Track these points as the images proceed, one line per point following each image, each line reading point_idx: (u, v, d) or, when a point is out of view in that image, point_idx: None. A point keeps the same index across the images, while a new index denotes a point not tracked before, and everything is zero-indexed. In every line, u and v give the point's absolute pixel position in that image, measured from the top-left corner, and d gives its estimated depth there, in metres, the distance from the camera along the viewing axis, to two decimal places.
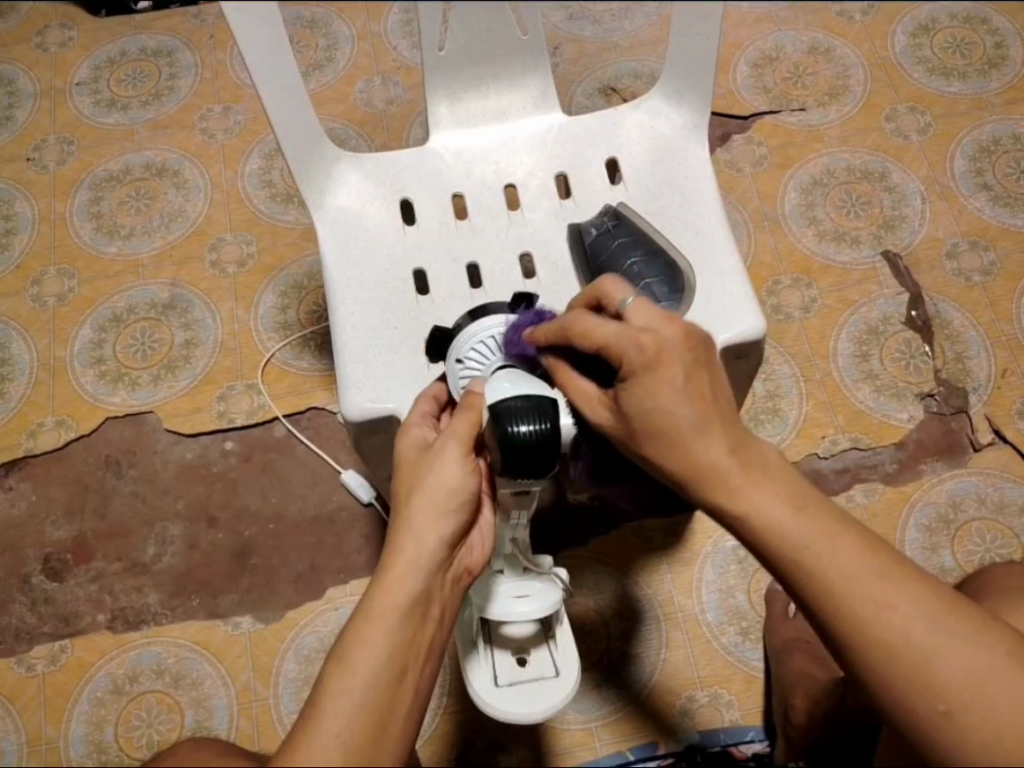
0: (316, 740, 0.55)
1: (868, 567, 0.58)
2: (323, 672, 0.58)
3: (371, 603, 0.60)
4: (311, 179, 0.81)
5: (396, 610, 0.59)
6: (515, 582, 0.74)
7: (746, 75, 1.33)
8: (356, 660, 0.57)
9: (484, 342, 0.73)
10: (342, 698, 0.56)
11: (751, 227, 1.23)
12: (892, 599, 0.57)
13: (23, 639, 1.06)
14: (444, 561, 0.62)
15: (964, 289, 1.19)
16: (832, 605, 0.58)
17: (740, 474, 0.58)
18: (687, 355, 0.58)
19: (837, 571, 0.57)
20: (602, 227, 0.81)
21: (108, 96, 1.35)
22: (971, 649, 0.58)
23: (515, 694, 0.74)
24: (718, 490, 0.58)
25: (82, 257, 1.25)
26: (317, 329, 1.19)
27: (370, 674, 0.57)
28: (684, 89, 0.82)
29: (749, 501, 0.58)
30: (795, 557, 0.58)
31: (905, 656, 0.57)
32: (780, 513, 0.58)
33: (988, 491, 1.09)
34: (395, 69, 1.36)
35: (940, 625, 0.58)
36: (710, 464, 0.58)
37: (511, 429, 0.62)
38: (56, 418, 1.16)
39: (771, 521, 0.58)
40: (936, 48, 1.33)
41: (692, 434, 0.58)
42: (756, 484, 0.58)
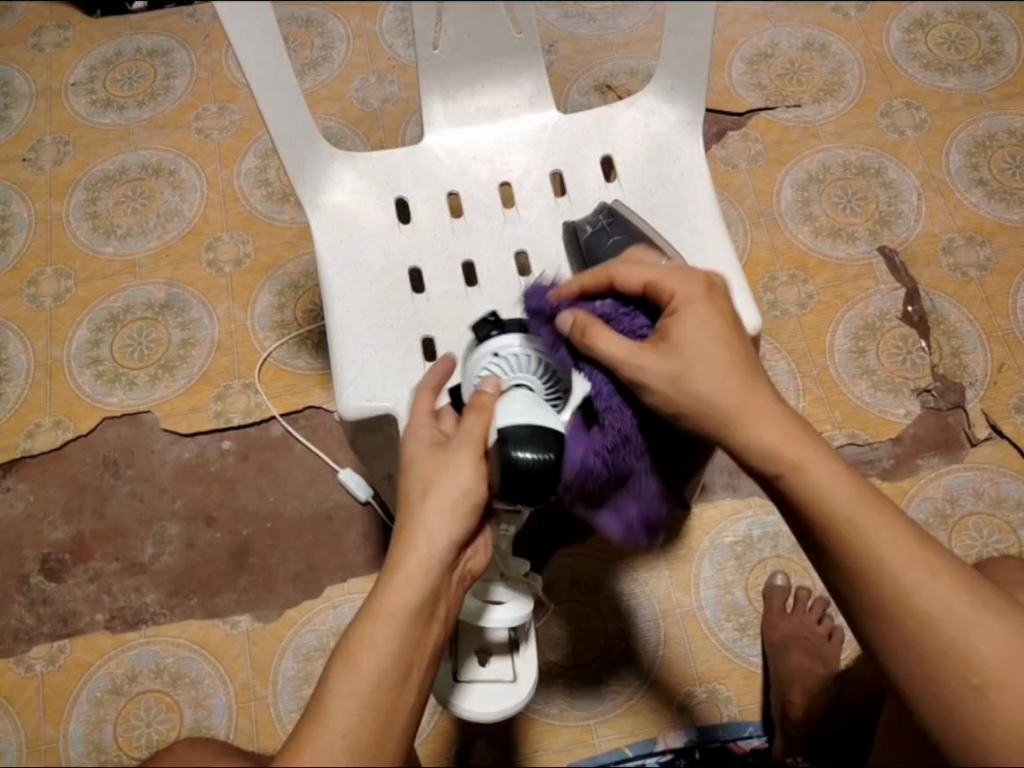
0: (323, 741, 0.56)
1: (907, 541, 0.61)
2: (329, 671, 0.59)
3: (379, 604, 0.59)
4: (305, 178, 0.81)
5: (404, 610, 0.59)
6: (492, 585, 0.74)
7: (742, 71, 1.33)
8: (361, 661, 0.58)
9: (508, 354, 0.70)
10: (349, 699, 0.57)
11: (747, 224, 1.23)
12: (929, 571, 0.61)
13: (21, 639, 1.06)
14: (452, 563, 0.63)
15: (960, 284, 1.19)
16: (871, 579, 0.61)
17: (791, 443, 0.63)
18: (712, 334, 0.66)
19: (881, 540, 0.61)
20: (596, 225, 0.80)
21: (104, 96, 1.35)
22: (996, 628, 0.60)
23: (482, 697, 0.76)
24: (765, 456, 0.64)
25: (78, 258, 1.25)
26: (314, 328, 1.19)
27: (374, 674, 0.58)
28: (678, 86, 0.82)
29: (803, 469, 0.63)
30: (842, 522, 0.62)
31: (936, 631, 0.60)
32: (827, 481, 0.62)
33: (985, 486, 1.09)
34: (390, 68, 1.36)
35: (971, 602, 0.61)
36: (756, 432, 0.64)
37: (517, 455, 0.61)
38: (53, 418, 1.16)
39: (822, 488, 0.62)
40: (931, 44, 1.33)
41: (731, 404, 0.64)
42: (811, 456, 0.63)
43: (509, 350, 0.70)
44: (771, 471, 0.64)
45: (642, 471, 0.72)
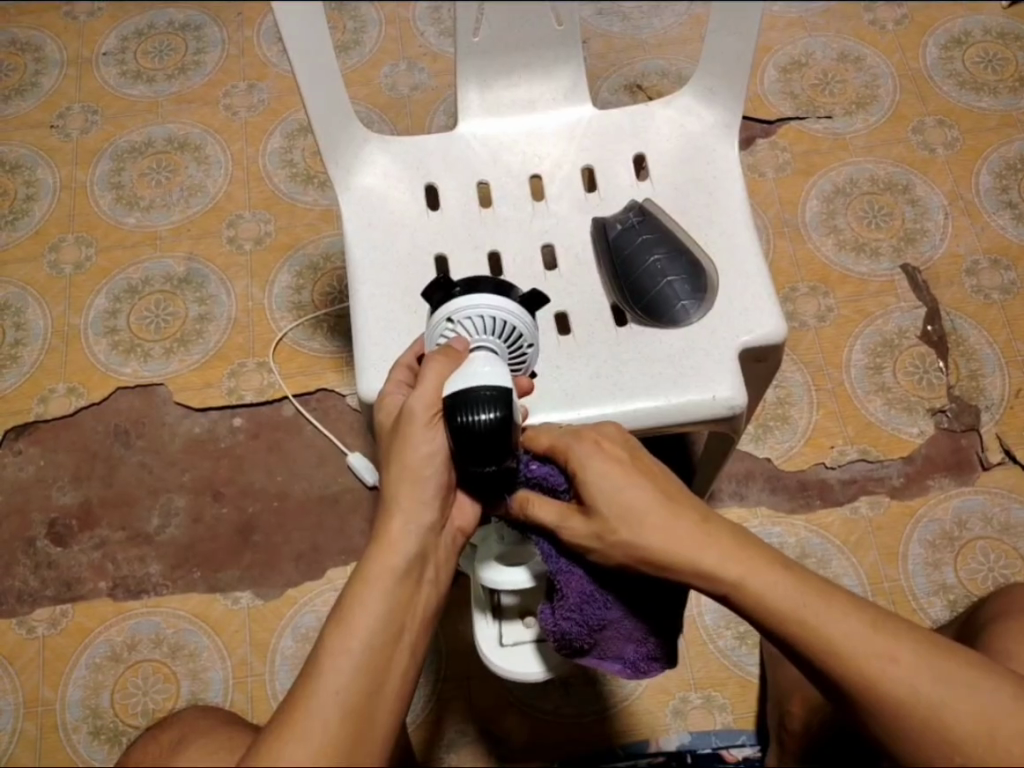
0: (315, 699, 0.55)
1: (859, 627, 0.58)
2: (321, 637, 0.58)
3: (364, 571, 0.60)
4: (337, 159, 0.81)
5: (392, 573, 0.60)
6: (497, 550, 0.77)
7: (774, 79, 1.32)
8: (351, 622, 0.58)
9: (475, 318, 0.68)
10: (341, 659, 0.57)
11: (770, 233, 1.23)
12: (893, 649, 0.57)
13: (24, 601, 1.07)
14: (438, 526, 0.63)
15: (982, 306, 1.18)
16: (836, 673, 0.58)
17: (712, 550, 0.60)
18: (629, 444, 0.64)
19: (837, 633, 0.57)
20: (626, 223, 0.81)
21: (134, 68, 1.35)
22: (969, 691, 0.57)
23: (515, 655, 0.81)
24: (705, 564, 0.60)
25: (101, 226, 1.26)
26: (331, 310, 1.19)
27: (362, 634, 0.57)
28: (716, 89, 0.81)
29: (741, 576, 0.59)
30: (785, 620, 0.58)
31: (900, 713, 0.57)
32: (768, 582, 0.59)
33: (994, 511, 1.09)
34: (421, 55, 1.35)
35: (939, 674, 0.57)
36: (685, 538, 0.60)
37: (479, 425, 0.59)
38: (68, 385, 1.17)
39: (763, 594, 0.59)
40: (968, 62, 1.32)
41: (656, 511, 0.61)
42: (734, 557, 0.60)
43: (477, 312, 0.68)
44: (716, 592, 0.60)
45: (615, 623, 0.68)
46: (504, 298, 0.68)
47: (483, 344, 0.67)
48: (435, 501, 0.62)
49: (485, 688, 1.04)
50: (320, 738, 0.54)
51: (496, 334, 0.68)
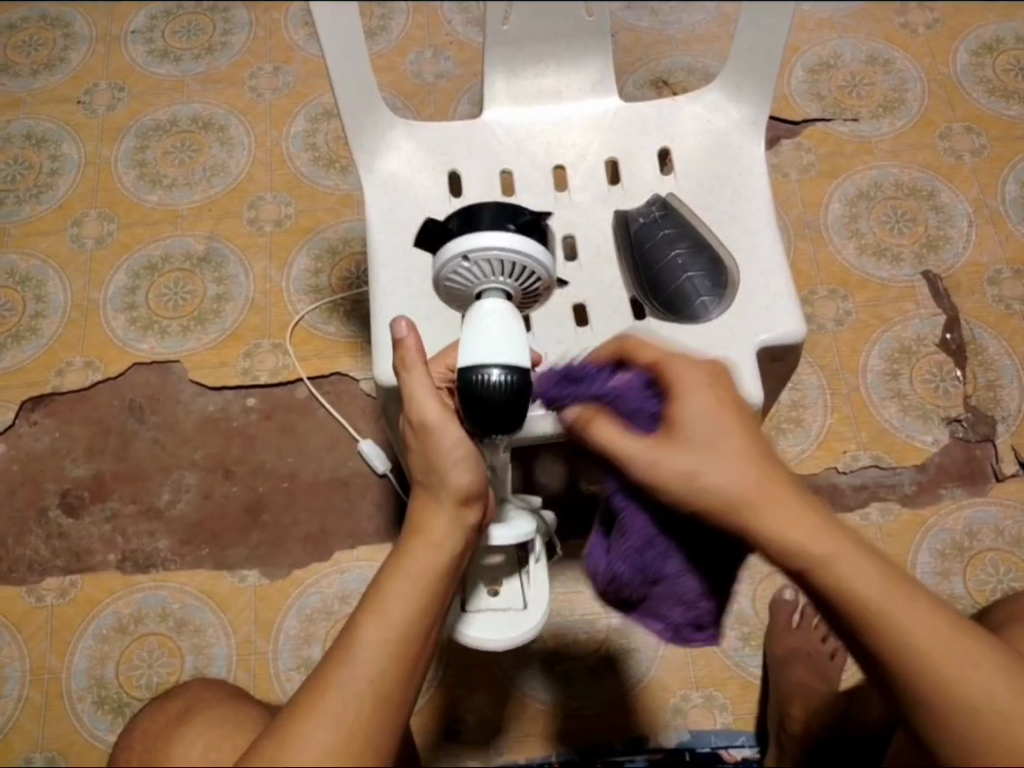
0: (348, 684, 0.57)
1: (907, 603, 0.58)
2: (355, 619, 0.60)
3: (404, 558, 0.62)
4: (362, 142, 0.82)
5: (431, 564, 0.61)
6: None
7: (802, 80, 1.31)
8: (388, 606, 0.59)
9: (456, 270, 0.68)
10: (376, 648, 0.58)
11: (792, 234, 1.22)
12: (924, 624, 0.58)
13: (34, 571, 1.08)
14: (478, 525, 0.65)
15: (1003, 317, 1.17)
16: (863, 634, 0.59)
17: (783, 508, 0.59)
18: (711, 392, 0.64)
19: (870, 598, 0.58)
20: (649, 217, 0.81)
21: (162, 46, 1.36)
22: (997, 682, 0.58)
23: (486, 626, 0.78)
24: (751, 514, 0.60)
25: (123, 202, 1.26)
26: (348, 295, 1.20)
27: (397, 623, 0.59)
28: (745, 84, 0.81)
29: (785, 528, 0.59)
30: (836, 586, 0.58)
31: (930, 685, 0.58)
32: (815, 538, 0.59)
33: (1006, 523, 1.08)
34: (448, 44, 1.35)
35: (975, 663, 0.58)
36: (734, 487, 0.60)
37: (489, 392, 0.62)
38: (84, 358, 1.18)
39: (807, 548, 0.58)
40: (999, 70, 1.30)
41: (726, 468, 0.60)
42: (807, 522, 0.59)
43: (457, 263, 0.67)
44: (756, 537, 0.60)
45: (673, 574, 0.68)
46: (492, 237, 0.66)
47: (493, 288, 0.68)
48: (480, 499, 0.65)
49: (485, 678, 1.05)
50: (342, 718, 0.56)
51: (507, 274, 0.67)
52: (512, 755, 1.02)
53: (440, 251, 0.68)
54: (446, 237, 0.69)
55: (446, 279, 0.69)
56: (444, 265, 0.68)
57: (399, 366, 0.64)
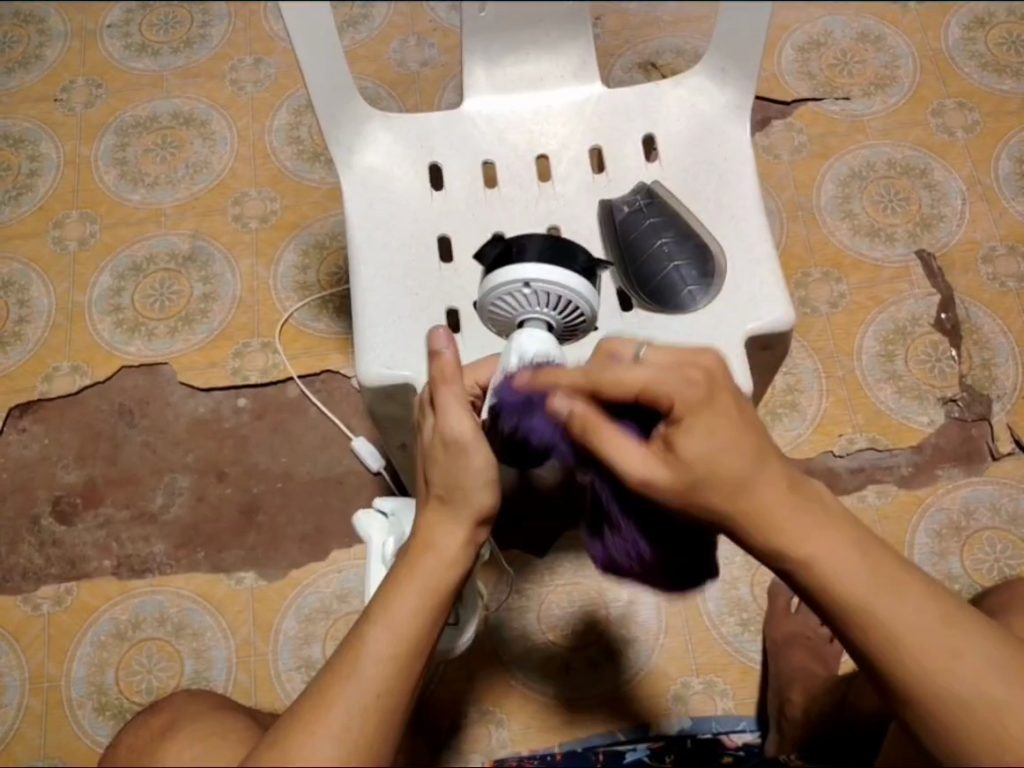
0: (357, 691, 0.57)
1: (929, 623, 0.56)
2: (363, 627, 0.60)
3: (413, 566, 0.62)
4: (339, 137, 0.80)
5: (444, 583, 0.62)
6: (361, 525, 0.88)
7: (792, 58, 1.29)
8: (396, 616, 0.60)
9: (506, 297, 0.71)
10: (383, 655, 0.59)
11: (784, 217, 1.21)
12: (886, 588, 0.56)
13: (29, 579, 1.07)
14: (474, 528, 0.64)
15: (997, 295, 1.16)
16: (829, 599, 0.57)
17: (801, 519, 0.56)
18: (730, 392, 0.57)
19: (829, 560, 0.56)
20: (634, 205, 0.80)
21: (139, 40, 1.33)
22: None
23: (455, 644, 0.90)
24: (718, 479, 0.56)
25: (105, 202, 1.24)
26: (337, 291, 1.18)
27: (405, 634, 0.59)
28: (729, 68, 0.79)
29: (749, 491, 0.56)
30: (859, 610, 0.56)
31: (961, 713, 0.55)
32: (775, 499, 0.56)
33: (1003, 501, 1.07)
34: (431, 30, 1.33)
35: (1009, 677, 0.56)
36: (699, 451, 0.56)
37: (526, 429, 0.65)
38: (72, 363, 1.16)
39: (766, 507, 0.56)
40: (991, 43, 1.28)
41: (744, 456, 0.56)
42: (818, 531, 0.56)
43: (512, 290, 0.70)
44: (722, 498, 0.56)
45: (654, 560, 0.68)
46: (551, 268, 0.69)
47: (535, 317, 0.71)
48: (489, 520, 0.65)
49: (486, 672, 1.05)
50: (348, 730, 0.56)
51: (551, 306, 0.71)
52: (514, 748, 1.02)
53: (494, 273, 0.71)
54: (496, 261, 0.72)
55: (490, 304, 0.72)
56: (497, 289, 0.71)
57: (435, 378, 0.63)
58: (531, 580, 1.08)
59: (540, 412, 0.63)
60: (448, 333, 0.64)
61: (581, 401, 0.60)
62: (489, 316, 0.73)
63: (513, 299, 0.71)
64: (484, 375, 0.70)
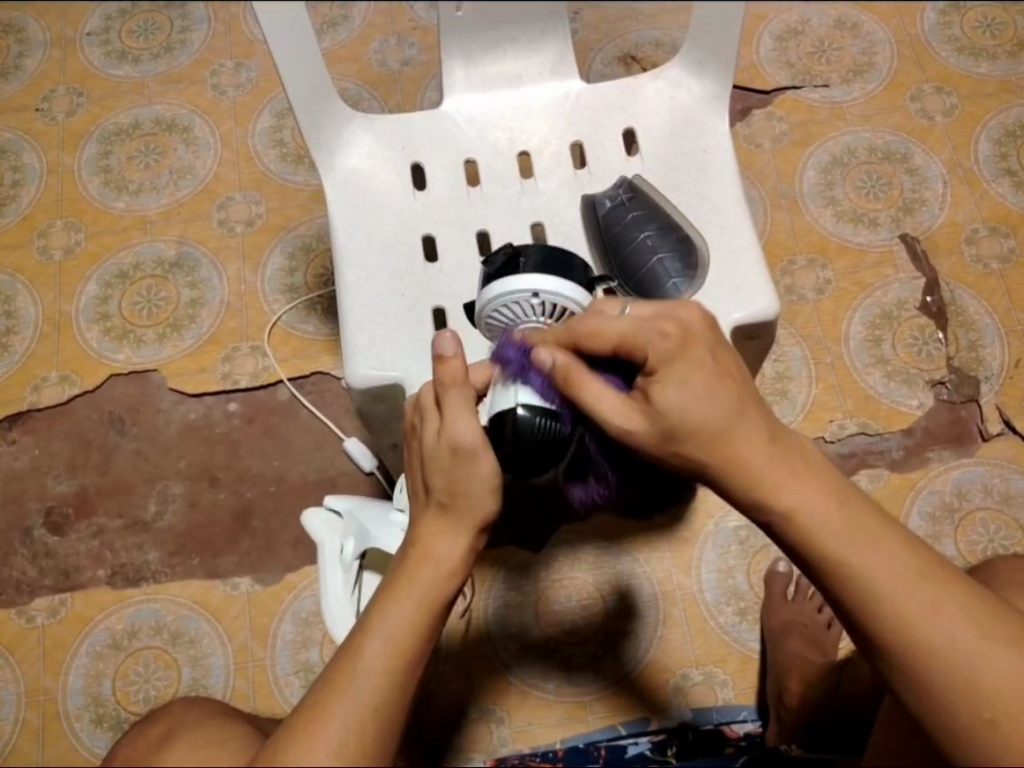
0: (351, 699, 0.57)
1: (906, 574, 0.56)
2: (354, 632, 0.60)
3: (405, 575, 0.62)
4: (321, 141, 0.80)
5: (431, 583, 0.62)
6: (308, 527, 0.89)
7: (771, 47, 1.30)
8: (396, 625, 0.60)
9: (507, 307, 0.68)
10: (377, 659, 0.58)
11: (768, 205, 1.21)
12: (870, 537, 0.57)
13: (23, 591, 1.07)
14: None
15: (981, 276, 1.17)
16: (810, 548, 0.57)
17: (779, 469, 0.57)
18: (710, 346, 0.57)
19: (807, 511, 0.57)
20: (616, 200, 0.79)
21: (119, 48, 1.33)
22: (1011, 657, 0.56)
23: None
24: (698, 432, 0.57)
25: (89, 211, 1.24)
26: (324, 292, 1.18)
27: (398, 638, 0.59)
28: (706, 60, 0.79)
29: (727, 444, 0.57)
30: (833, 560, 0.57)
31: (933, 662, 0.56)
32: (754, 455, 0.57)
33: (994, 482, 1.08)
34: (411, 30, 1.33)
35: (986, 629, 0.56)
36: (677, 403, 0.57)
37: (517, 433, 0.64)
38: (60, 373, 1.16)
39: (747, 462, 0.57)
40: (967, 27, 1.29)
41: (721, 407, 0.56)
42: (797, 478, 0.57)
43: (513, 300, 0.68)
44: (703, 447, 0.57)
45: None
46: (558, 279, 0.67)
47: (533, 327, 0.69)
48: None
49: (485, 671, 1.05)
50: (344, 740, 0.55)
51: (551, 315, 0.69)
52: (516, 744, 1.02)
53: (494, 282, 0.68)
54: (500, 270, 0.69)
55: (490, 312, 0.69)
56: (497, 299, 0.68)
57: (443, 382, 0.62)
58: (527, 577, 1.08)
59: (536, 370, 0.64)
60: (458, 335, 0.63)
61: (562, 352, 0.62)
62: (488, 324, 0.70)
63: (517, 308, 0.68)
64: (481, 377, 0.67)
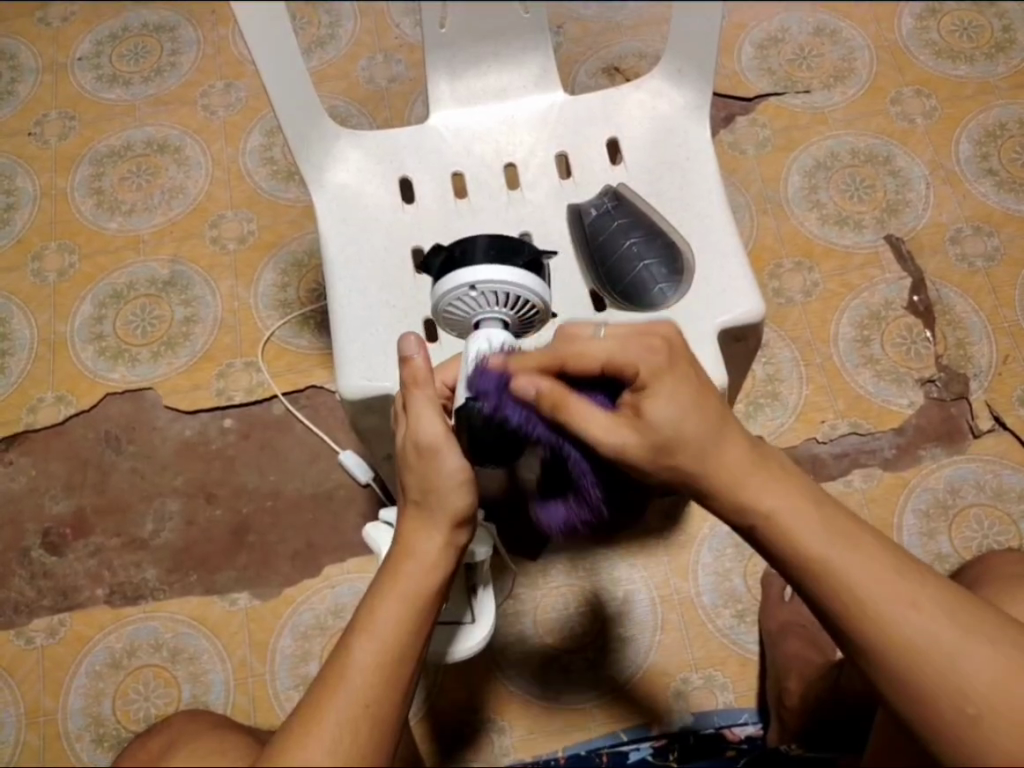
0: (346, 704, 0.57)
1: (876, 560, 0.57)
2: (348, 638, 0.60)
3: (398, 579, 0.62)
4: (309, 158, 0.81)
5: (424, 586, 0.62)
6: (371, 539, 0.87)
7: (752, 55, 1.32)
8: (390, 628, 0.60)
9: (459, 300, 0.70)
10: (371, 664, 0.58)
11: (754, 210, 1.22)
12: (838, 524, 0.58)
13: (21, 612, 1.07)
14: (456, 530, 0.65)
15: (967, 275, 1.18)
16: (789, 537, 0.58)
17: (748, 456, 0.60)
18: (687, 359, 0.61)
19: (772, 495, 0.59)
20: (602, 208, 0.82)
21: (110, 72, 1.34)
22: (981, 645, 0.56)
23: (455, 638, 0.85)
24: (675, 418, 0.60)
25: (82, 232, 1.25)
26: (317, 307, 1.19)
27: (392, 642, 0.59)
28: (686, 69, 0.81)
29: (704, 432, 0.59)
30: (804, 545, 0.58)
31: (908, 651, 0.56)
32: (728, 443, 0.59)
33: (986, 478, 1.09)
34: (397, 47, 1.34)
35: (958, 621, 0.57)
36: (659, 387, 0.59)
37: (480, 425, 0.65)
38: (55, 393, 1.17)
39: (721, 449, 0.59)
40: (944, 31, 1.31)
41: (699, 396, 0.60)
42: (763, 465, 0.60)
43: (462, 293, 0.70)
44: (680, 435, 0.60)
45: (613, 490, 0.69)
46: (506, 268, 0.69)
47: (489, 317, 0.71)
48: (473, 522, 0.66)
49: (485, 680, 1.05)
50: (339, 742, 0.56)
51: (505, 306, 0.71)
52: (517, 753, 1.02)
53: (443, 278, 0.71)
54: (448, 267, 0.71)
55: (444, 308, 0.71)
56: (449, 294, 0.70)
57: (407, 383, 0.65)
58: (522, 584, 1.08)
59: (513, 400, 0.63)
60: (420, 338, 0.66)
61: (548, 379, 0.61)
62: (448, 320, 0.72)
63: (470, 298, 0.70)
64: (451, 375, 0.70)
